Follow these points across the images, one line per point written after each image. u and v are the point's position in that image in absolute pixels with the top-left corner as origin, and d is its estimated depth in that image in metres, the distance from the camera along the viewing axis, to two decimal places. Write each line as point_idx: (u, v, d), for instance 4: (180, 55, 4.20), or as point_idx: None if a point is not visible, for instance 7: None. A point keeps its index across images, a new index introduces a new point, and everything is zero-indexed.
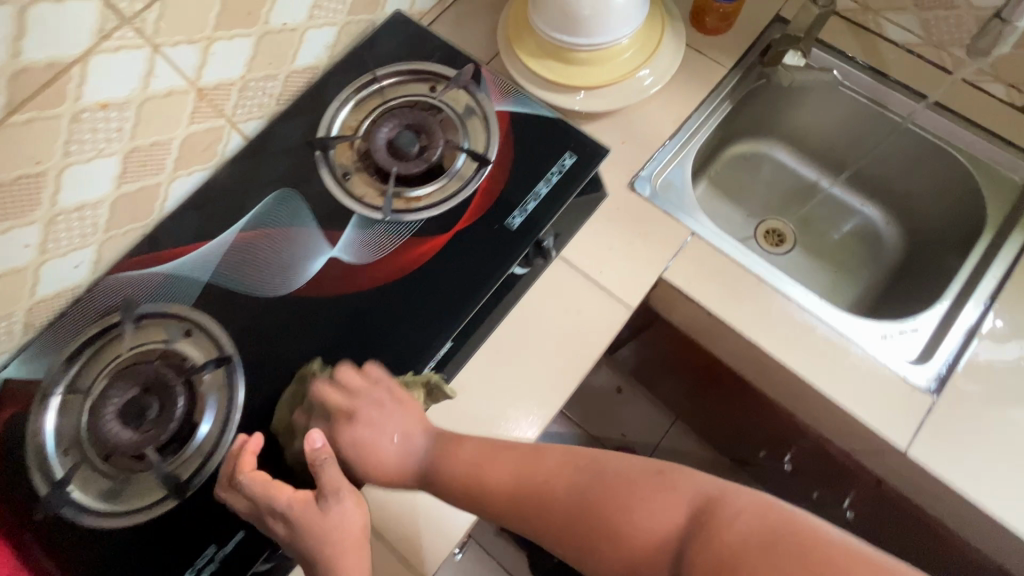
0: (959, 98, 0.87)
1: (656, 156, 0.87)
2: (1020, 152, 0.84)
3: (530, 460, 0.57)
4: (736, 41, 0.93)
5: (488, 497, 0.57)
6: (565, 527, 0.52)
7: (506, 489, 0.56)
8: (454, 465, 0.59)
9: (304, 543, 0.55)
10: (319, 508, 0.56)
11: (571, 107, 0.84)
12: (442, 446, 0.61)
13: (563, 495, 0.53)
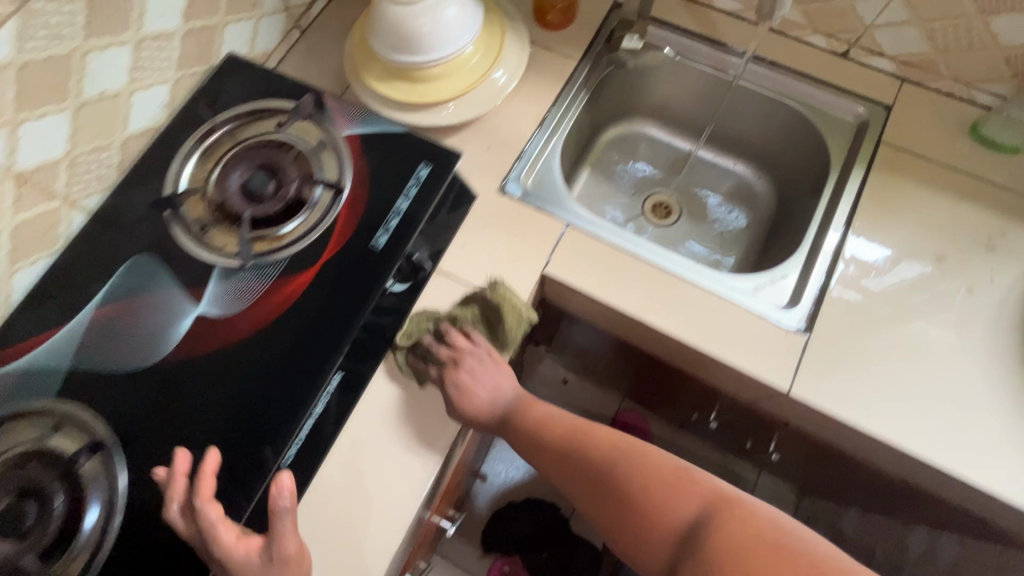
0: (787, 54, 0.93)
1: (523, 157, 0.89)
2: (846, 94, 0.91)
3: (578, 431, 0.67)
4: (578, 32, 0.96)
5: (540, 446, 0.68)
6: (596, 477, 0.63)
7: (555, 444, 0.67)
8: (528, 419, 0.70)
9: None
10: (259, 567, 0.52)
11: (444, 121, 0.85)
12: (523, 404, 0.71)
13: (596, 475, 0.63)
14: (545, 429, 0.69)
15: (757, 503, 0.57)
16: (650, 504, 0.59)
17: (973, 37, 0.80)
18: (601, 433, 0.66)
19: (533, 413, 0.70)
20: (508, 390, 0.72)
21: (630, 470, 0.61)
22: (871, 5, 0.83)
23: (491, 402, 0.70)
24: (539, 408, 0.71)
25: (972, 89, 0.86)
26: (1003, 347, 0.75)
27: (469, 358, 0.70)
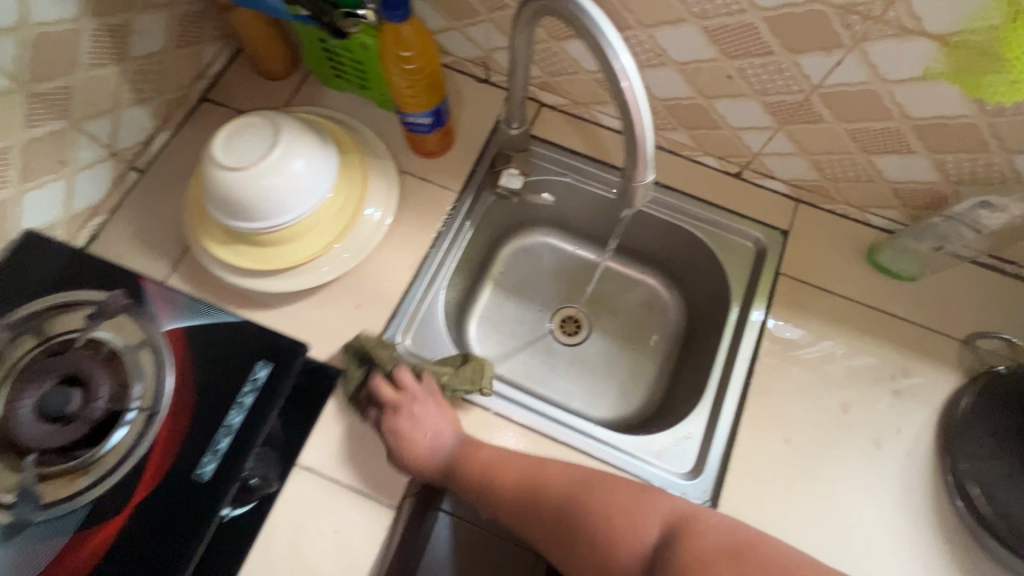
0: (681, 175, 0.87)
1: (399, 312, 0.79)
2: (742, 218, 0.86)
3: (537, 468, 0.65)
4: (456, 159, 0.88)
5: (500, 492, 0.65)
6: (556, 524, 0.61)
7: (513, 483, 0.65)
8: (474, 463, 0.67)
9: None
10: None
11: (317, 279, 0.76)
12: (465, 448, 0.69)
13: (562, 517, 0.61)
14: (502, 459, 0.67)
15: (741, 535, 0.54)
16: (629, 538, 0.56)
17: (860, 171, 0.75)
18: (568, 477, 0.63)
19: (478, 457, 0.67)
20: (450, 436, 0.69)
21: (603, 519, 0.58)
22: (756, 137, 0.78)
23: (433, 449, 0.68)
24: (490, 451, 0.68)
25: (866, 214, 0.82)
26: (914, 506, 0.70)
27: (421, 429, 0.68)
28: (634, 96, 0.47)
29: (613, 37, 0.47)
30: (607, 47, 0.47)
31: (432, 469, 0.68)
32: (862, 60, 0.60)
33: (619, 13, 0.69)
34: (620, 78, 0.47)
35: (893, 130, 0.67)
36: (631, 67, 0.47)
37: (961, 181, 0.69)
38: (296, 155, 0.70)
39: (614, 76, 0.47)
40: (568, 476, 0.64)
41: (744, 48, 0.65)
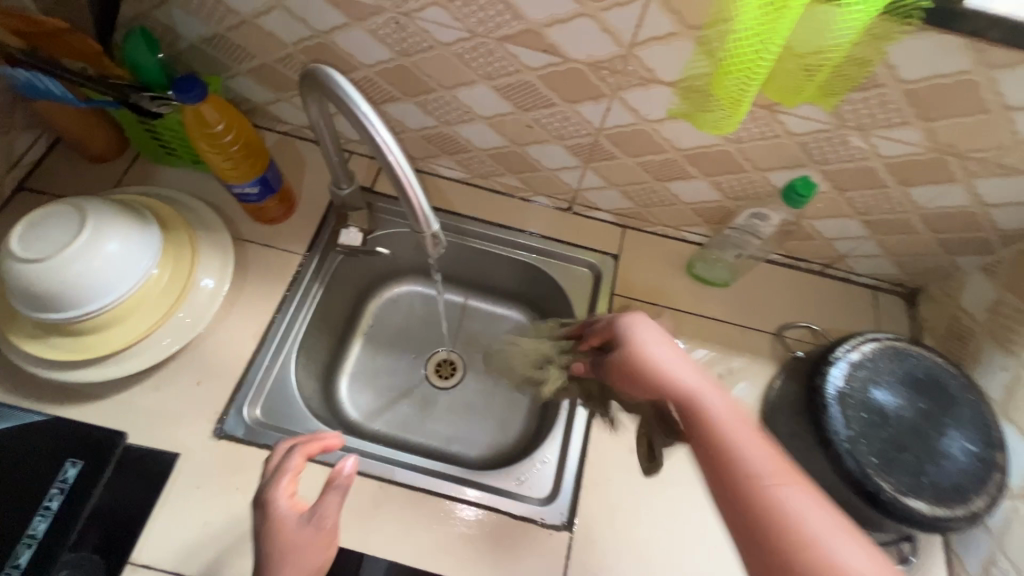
0: (517, 215, 0.94)
1: (245, 382, 0.78)
2: (577, 248, 0.93)
3: (736, 425, 0.49)
4: (300, 222, 0.90)
5: (675, 392, 0.55)
6: (726, 453, 0.47)
7: (687, 399, 0.53)
8: (648, 371, 0.58)
9: (269, 545, 0.54)
10: (298, 523, 0.55)
11: (145, 360, 0.73)
12: (711, 386, 0.54)
13: (726, 458, 0.47)
14: (682, 368, 0.57)
15: (809, 491, 0.43)
16: (746, 488, 0.45)
17: (661, 196, 0.85)
18: (724, 407, 0.52)
19: (677, 380, 0.55)
20: (694, 378, 0.55)
21: (731, 457, 0.47)
22: (571, 175, 0.86)
23: (648, 352, 0.60)
24: (675, 365, 0.57)
25: (680, 232, 0.92)
26: None
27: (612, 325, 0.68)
28: (397, 165, 0.58)
29: (373, 120, 0.57)
30: (369, 125, 0.57)
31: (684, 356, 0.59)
32: (624, 105, 0.69)
33: (420, 78, 0.75)
34: (386, 153, 0.58)
35: (671, 160, 0.76)
36: (391, 141, 0.58)
37: (738, 197, 0.79)
38: (110, 236, 0.68)
39: (379, 149, 0.57)
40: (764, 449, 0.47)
41: (531, 101, 0.73)
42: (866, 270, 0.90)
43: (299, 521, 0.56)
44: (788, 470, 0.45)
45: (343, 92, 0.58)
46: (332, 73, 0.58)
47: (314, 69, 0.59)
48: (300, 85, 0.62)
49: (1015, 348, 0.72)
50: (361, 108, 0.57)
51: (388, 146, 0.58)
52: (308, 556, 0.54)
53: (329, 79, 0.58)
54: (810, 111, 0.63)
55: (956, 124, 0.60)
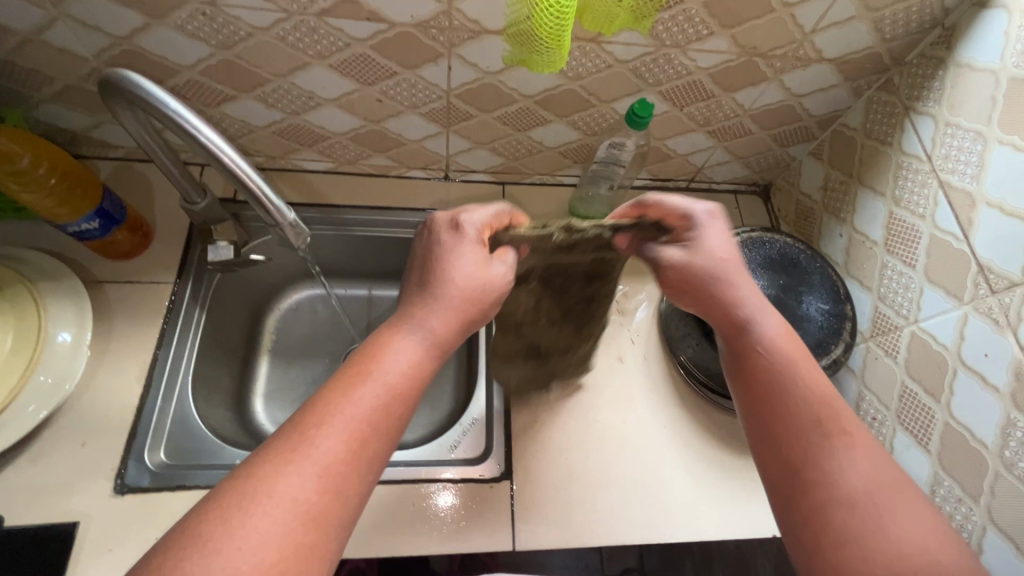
0: (395, 194, 0.93)
1: (139, 429, 0.72)
2: (462, 213, 0.94)
3: (791, 364, 0.56)
4: (164, 251, 0.84)
5: (724, 315, 0.61)
6: (763, 384, 0.56)
7: (743, 330, 0.59)
8: (706, 271, 0.61)
9: (434, 265, 0.59)
10: (465, 245, 0.60)
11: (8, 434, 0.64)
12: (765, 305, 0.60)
13: (771, 387, 0.55)
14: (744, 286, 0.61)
15: (847, 431, 0.52)
16: (790, 421, 0.53)
17: (528, 145, 0.87)
18: (783, 337, 0.58)
19: (730, 295, 0.60)
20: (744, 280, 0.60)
21: (806, 403, 0.53)
22: (437, 143, 0.86)
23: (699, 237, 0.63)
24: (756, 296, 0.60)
25: (556, 176, 0.96)
26: (660, 397, 0.84)
27: (674, 207, 0.65)
28: (236, 161, 0.56)
29: (199, 125, 0.53)
30: (190, 124, 0.53)
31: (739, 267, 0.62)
32: (462, 61, 0.70)
33: (248, 70, 0.71)
34: (222, 155, 0.55)
35: (524, 108, 0.79)
36: (220, 139, 0.55)
37: (596, 132, 0.84)
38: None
39: (211, 149, 0.54)
40: (814, 383, 0.55)
41: (372, 74, 0.72)
42: (724, 177, 0.99)
43: (463, 255, 0.60)
44: (841, 412, 0.53)
45: (156, 98, 0.53)
46: (139, 81, 0.53)
47: (116, 80, 0.53)
48: (102, 95, 0.55)
49: (846, 216, 0.83)
50: (182, 114, 0.53)
51: (222, 150, 0.55)
52: (465, 281, 0.58)
53: (136, 88, 0.53)
54: (631, 37, 0.67)
55: (753, 26, 0.67)
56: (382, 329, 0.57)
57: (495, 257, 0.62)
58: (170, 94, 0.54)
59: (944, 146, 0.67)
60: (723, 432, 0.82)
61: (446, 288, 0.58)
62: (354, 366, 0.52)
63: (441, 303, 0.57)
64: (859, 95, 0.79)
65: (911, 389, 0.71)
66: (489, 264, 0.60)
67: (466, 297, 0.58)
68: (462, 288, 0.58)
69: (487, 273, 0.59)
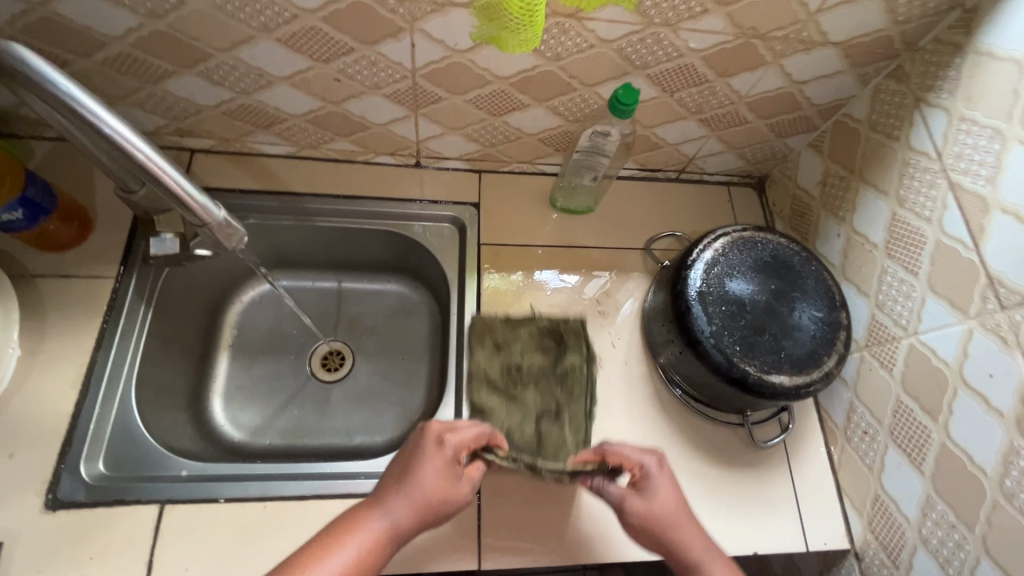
0: (362, 181, 0.86)
1: (75, 437, 0.67)
2: (433, 203, 0.87)
3: None
4: (106, 242, 0.77)
5: (681, 544, 0.58)
6: None
7: (677, 556, 0.59)
8: (676, 510, 0.60)
9: (414, 476, 0.58)
10: (452, 479, 0.59)
11: None
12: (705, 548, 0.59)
13: None
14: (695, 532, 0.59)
15: None
16: None
17: (504, 131, 0.80)
18: None
19: (684, 528, 0.59)
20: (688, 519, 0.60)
21: None
22: (405, 127, 0.79)
23: (669, 508, 0.60)
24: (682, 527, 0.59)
25: (537, 165, 0.89)
26: (642, 404, 0.79)
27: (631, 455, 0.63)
28: (152, 155, 0.51)
29: (106, 117, 0.47)
30: (91, 114, 0.46)
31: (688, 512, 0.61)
32: (427, 37, 0.62)
33: (186, 43, 0.63)
34: (135, 152, 0.50)
35: (499, 91, 0.71)
36: (130, 131, 0.49)
37: (578, 118, 0.77)
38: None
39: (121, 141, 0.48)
40: None
41: (327, 49, 0.64)
42: (717, 167, 0.93)
43: (439, 470, 0.58)
44: None
45: (50, 82, 0.44)
46: (27, 57, 0.44)
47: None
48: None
49: (844, 215, 0.77)
50: (84, 105, 0.45)
51: (136, 146, 0.49)
52: (447, 497, 0.58)
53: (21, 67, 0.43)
54: (615, 13, 0.60)
55: (752, 4, 0.60)
56: (362, 503, 0.59)
57: (465, 471, 0.61)
58: (67, 76, 0.45)
59: (956, 144, 0.61)
60: (708, 442, 0.78)
61: (412, 490, 0.57)
62: (331, 537, 0.56)
63: (415, 500, 0.57)
64: (865, 84, 0.72)
65: (907, 404, 0.66)
66: (457, 478, 0.59)
67: (439, 497, 0.58)
68: (427, 496, 0.57)
69: (455, 489, 0.59)
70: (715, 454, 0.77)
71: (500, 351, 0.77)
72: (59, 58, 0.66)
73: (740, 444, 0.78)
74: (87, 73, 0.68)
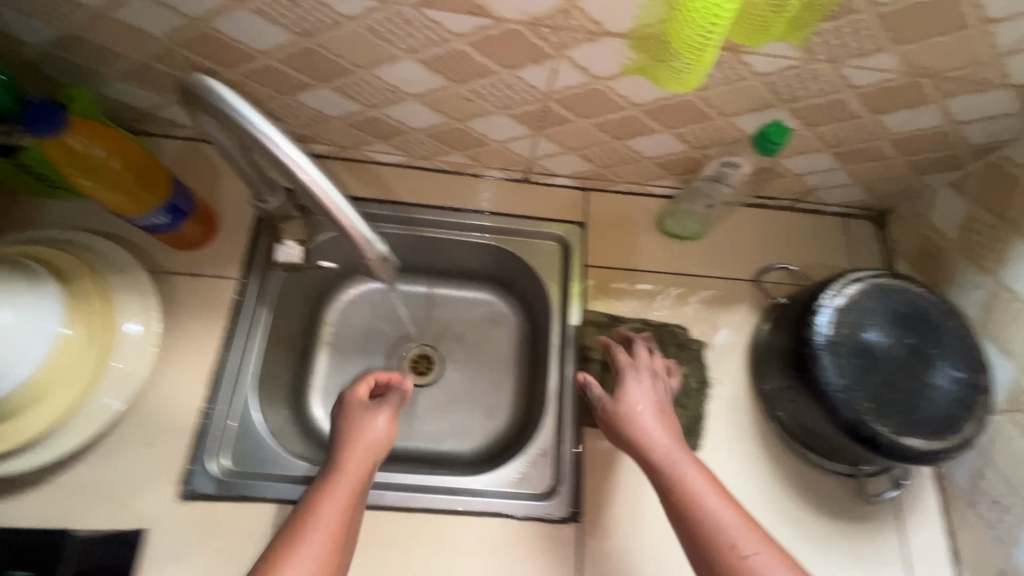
0: (470, 195, 0.86)
1: (204, 433, 0.71)
2: (538, 220, 0.87)
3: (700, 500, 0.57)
4: (229, 243, 0.79)
5: (678, 485, 0.59)
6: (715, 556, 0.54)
7: (680, 498, 0.58)
8: (654, 446, 0.62)
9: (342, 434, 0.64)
10: (371, 411, 0.67)
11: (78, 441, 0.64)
12: (697, 469, 0.60)
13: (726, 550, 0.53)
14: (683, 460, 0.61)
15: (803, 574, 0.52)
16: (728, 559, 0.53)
17: (623, 154, 0.78)
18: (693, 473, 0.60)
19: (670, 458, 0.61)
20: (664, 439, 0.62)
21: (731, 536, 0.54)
22: (522, 145, 0.78)
23: (642, 398, 0.67)
24: (661, 438, 0.63)
25: (647, 187, 0.87)
26: (746, 444, 0.77)
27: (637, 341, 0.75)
28: (312, 180, 0.51)
29: (291, 151, 0.49)
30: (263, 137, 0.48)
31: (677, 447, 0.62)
32: (572, 64, 0.60)
33: (330, 60, 0.63)
34: (298, 171, 0.50)
35: (630, 117, 0.69)
36: (295, 153, 0.49)
37: (705, 147, 0.74)
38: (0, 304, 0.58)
39: (285, 166, 0.49)
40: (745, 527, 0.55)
41: (466, 71, 0.63)
42: (837, 198, 0.88)
43: (370, 419, 0.65)
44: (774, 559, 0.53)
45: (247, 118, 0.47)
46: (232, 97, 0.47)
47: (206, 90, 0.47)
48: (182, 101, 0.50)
49: (990, 266, 0.72)
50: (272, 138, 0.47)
51: (299, 166, 0.50)
52: (371, 441, 0.64)
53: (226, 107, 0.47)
54: (778, 48, 0.56)
55: (934, 44, 0.55)
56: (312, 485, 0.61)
57: (389, 412, 0.68)
58: (260, 114, 0.48)
59: None
60: (813, 490, 0.75)
61: (352, 446, 0.63)
62: (297, 527, 0.54)
63: (353, 454, 0.62)
64: None
65: None
66: (371, 424, 0.65)
67: (371, 446, 0.63)
68: (371, 441, 0.64)
69: (391, 431, 0.66)
70: (821, 503, 0.75)
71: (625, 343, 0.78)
72: (207, 68, 0.68)
73: (849, 496, 0.75)
74: (230, 82, 0.70)
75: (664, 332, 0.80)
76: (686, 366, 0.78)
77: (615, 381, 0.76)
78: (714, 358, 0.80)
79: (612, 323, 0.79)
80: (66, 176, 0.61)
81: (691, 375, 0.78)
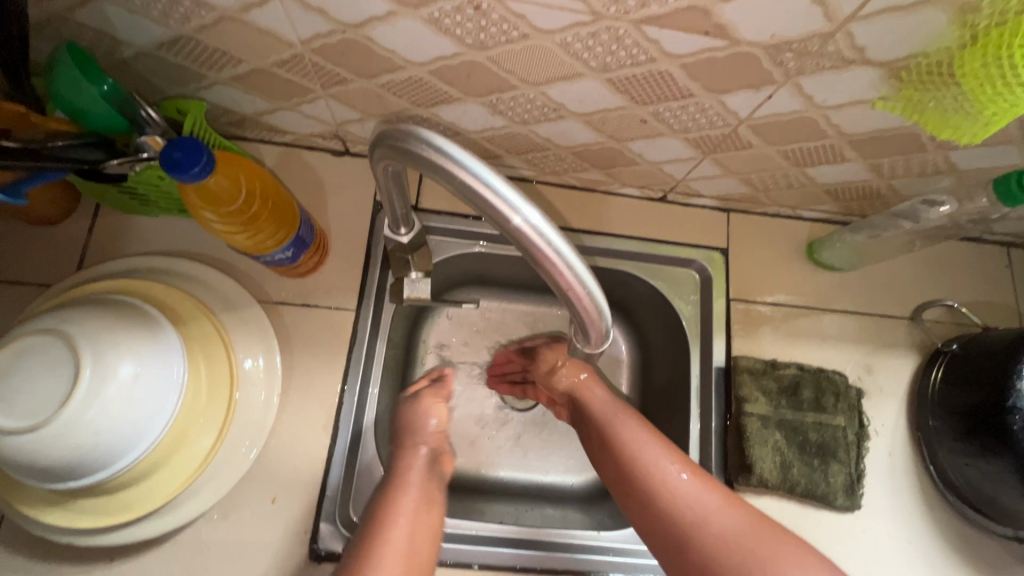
0: (602, 215, 0.77)
1: (328, 488, 0.64)
2: (676, 246, 0.77)
3: (648, 469, 0.57)
4: (340, 267, 0.71)
5: (615, 451, 0.60)
6: (666, 527, 0.54)
7: (619, 471, 0.59)
8: (605, 425, 0.62)
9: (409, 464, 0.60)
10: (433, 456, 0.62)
11: (212, 497, 0.59)
12: (628, 440, 0.60)
13: (662, 517, 0.54)
14: (639, 439, 0.59)
15: (754, 519, 0.52)
16: (693, 536, 0.52)
17: (792, 179, 0.68)
18: (644, 444, 0.59)
19: (610, 427, 0.62)
20: (620, 419, 0.62)
21: (674, 508, 0.54)
22: (678, 167, 0.68)
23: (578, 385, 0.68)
24: (627, 429, 0.61)
25: (798, 210, 0.77)
26: (905, 502, 0.71)
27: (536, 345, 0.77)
28: (553, 253, 0.38)
29: (508, 195, 0.36)
30: (501, 203, 0.37)
31: (626, 425, 0.61)
32: (795, 92, 0.50)
33: (496, 74, 0.53)
34: (542, 246, 0.38)
35: (828, 145, 0.59)
36: (535, 222, 0.37)
37: (896, 177, 0.65)
38: (122, 356, 0.50)
39: (517, 239, 0.37)
40: (695, 491, 0.55)
41: (657, 94, 0.53)
42: (1008, 228, 0.78)
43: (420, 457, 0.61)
44: (745, 517, 0.52)
45: (453, 162, 0.37)
46: (436, 141, 0.37)
47: (404, 139, 0.38)
48: (372, 157, 0.42)
49: None
50: (486, 181, 0.36)
51: (545, 241, 0.38)
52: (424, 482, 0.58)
53: (426, 155, 0.37)
54: None
55: None
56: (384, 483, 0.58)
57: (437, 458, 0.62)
58: (496, 173, 0.37)
59: None
60: (975, 553, 0.70)
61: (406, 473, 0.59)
62: (378, 520, 0.53)
63: (412, 480, 0.58)
64: None
65: None
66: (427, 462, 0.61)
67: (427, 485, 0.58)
68: (411, 492, 0.56)
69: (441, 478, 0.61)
70: (983, 566, 0.70)
71: (782, 393, 0.71)
72: (337, 76, 0.57)
73: (1011, 559, 0.70)
74: (358, 91, 0.59)
75: (820, 381, 0.72)
76: (844, 422, 0.71)
77: (773, 439, 0.68)
78: (871, 407, 0.74)
79: (768, 371, 0.71)
80: (192, 210, 0.51)
81: (851, 429, 0.71)
